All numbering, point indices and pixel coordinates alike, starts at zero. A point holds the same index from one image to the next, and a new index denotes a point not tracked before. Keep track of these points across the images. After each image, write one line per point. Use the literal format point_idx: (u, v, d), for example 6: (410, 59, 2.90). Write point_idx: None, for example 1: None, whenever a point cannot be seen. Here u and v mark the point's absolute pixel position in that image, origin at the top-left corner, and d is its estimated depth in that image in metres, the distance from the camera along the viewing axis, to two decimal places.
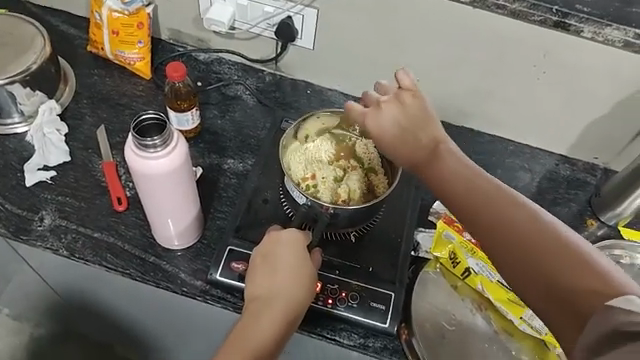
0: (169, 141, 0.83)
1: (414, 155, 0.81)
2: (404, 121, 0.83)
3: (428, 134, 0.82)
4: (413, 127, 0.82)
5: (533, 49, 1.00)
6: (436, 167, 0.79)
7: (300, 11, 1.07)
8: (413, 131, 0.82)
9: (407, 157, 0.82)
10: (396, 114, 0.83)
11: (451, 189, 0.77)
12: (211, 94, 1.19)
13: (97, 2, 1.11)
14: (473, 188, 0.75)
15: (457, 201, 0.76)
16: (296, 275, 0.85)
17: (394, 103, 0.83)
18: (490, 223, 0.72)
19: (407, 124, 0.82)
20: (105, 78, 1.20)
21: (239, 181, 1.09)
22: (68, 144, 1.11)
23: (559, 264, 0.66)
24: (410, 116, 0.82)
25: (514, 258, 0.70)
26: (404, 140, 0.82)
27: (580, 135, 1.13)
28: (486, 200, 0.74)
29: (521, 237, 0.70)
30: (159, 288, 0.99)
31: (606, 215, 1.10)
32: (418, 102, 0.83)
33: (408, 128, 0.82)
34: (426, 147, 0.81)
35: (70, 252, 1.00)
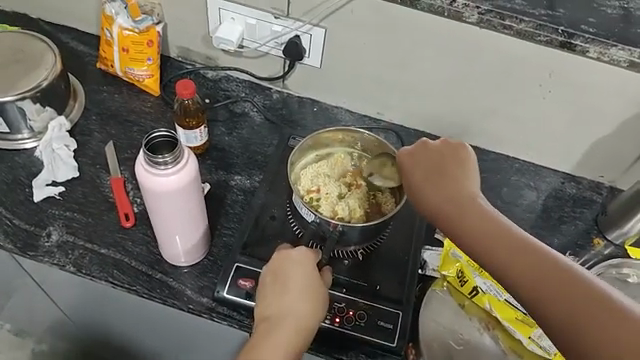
0: (180, 158, 0.83)
1: (444, 200, 0.81)
2: (437, 168, 0.85)
3: (461, 181, 0.83)
4: (449, 173, 0.84)
5: (539, 69, 1.01)
6: (468, 214, 0.78)
7: (308, 31, 1.08)
8: (446, 176, 0.84)
9: (439, 203, 0.81)
10: (431, 160, 0.86)
11: (486, 243, 0.74)
12: (218, 111, 1.20)
13: (108, 20, 1.13)
14: (509, 243, 0.73)
15: (487, 254, 0.74)
16: (308, 295, 0.86)
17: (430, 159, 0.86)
18: (522, 277, 0.71)
19: (442, 171, 0.85)
20: (114, 94, 1.21)
21: (247, 197, 1.09)
22: (77, 160, 1.12)
23: (598, 331, 0.65)
24: (442, 170, 0.85)
25: (558, 314, 0.68)
26: (438, 184, 0.83)
27: (586, 154, 1.13)
28: (520, 252, 0.72)
29: (561, 291, 0.68)
30: (165, 305, 0.98)
31: (612, 234, 1.10)
32: (453, 159, 0.86)
33: (443, 174, 0.84)
34: (457, 193, 0.81)
35: (77, 267, 1.00)
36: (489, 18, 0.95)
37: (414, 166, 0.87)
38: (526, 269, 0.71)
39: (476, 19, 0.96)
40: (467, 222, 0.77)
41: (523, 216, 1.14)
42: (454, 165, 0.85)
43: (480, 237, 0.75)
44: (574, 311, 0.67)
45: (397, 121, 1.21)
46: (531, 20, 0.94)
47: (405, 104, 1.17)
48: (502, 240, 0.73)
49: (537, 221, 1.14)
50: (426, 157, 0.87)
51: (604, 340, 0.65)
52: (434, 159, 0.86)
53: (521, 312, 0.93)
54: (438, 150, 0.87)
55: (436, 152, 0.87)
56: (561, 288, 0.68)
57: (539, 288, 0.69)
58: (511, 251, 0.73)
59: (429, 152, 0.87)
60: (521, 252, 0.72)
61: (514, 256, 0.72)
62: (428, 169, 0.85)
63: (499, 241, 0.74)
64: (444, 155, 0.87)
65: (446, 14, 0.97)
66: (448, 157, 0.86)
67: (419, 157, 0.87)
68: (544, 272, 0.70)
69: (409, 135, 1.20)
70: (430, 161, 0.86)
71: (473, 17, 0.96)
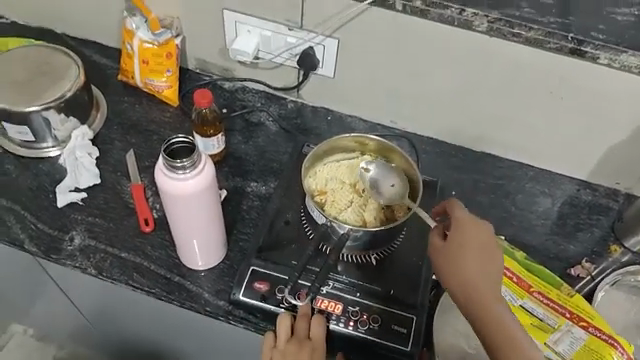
0: (197, 163, 0.86)
1: (471, 283, 0.79)
2: (480, 246, 0.81)
3: (492, 270, 0.80)
4: (478, 250, 0.81)
5: (551, 76, 1.02)
6: (490, 304, 0.78)
7: (321, 41, 1.11)
8: (485, 257, 0.81)
9: (460, 276, 0.80)
10: (478, 240, 0.81)
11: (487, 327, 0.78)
12: (235, 121, 1.23)
13: (129, 34, 1.18)
14: (504, 334, 0.77)
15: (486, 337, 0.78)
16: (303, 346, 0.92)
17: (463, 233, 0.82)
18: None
19: (471, 248, 0.81)
20: (135, 104, 1.25)
21: (262, 203, 1.11)
22: (99, 168, 1.15)
23: None
24: (474, 247, 0.81)
25: None
26: (477, 266, 0.80)
27: (601, 160, 1.13)
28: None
29: None
30: (183, 308, 1.01)
31: (629, 240, 1.10)
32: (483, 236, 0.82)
33: (485, 262, 0.80)
34: (484, 278, 0.80)
35: (98, 270, 1.03)
36: (498, 27, 0.97)
37: (455, 237, 0.82)
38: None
39: (486, 27, 0.98)
40: (490, 312, 0.78)
41: (538, 223, 1.14)
42: (492, 254, 0.81)
43: (496, 332, 0.77)
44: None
45: (410, 129, 1.22)
46: (541, 27, 0.95)
47: (417, 112, 1.18)
48: (497, 330, 0.77)
49: (553, 228, 1.13)
50: (471, 232, 0.82)
51: None
52: (479, 238, 0.82)
53: (537, 317, 0.95)
54: (484, 233, 0.82)
55: (480, 232, 0.82)
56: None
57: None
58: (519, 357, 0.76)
59: (478, 229, 0.82)
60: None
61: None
62: (472, 247, 0.81)
63: (509, 343, 0.77)
64: (476, 232, 0.82)
65: (457, 23, 0.99)
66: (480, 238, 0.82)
67: (468, 232, 0.82)
68: None
69: (423, 142, 1.22)
70: (474, 240, 0.81)
71: (482, 25, 0.98)
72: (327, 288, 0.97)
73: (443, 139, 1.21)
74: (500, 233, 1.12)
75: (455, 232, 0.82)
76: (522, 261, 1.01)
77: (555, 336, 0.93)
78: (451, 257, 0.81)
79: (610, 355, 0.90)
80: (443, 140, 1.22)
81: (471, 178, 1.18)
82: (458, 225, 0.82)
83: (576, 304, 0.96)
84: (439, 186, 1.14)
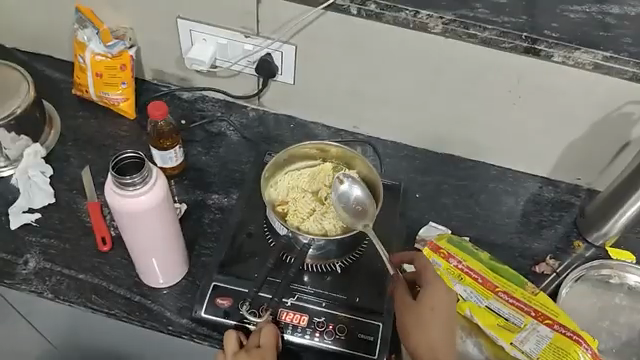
0: (148, 178, 0.84)
1: (432, 345, 0.85)
2: (445, 311, 0.86)
3: (451, 334, 0.87)
4: (444, 314, 0.86)
5: (507, 75, 1.02)
6: None
7: (278, 48, 1.09)
8: (447, 323, 0.86)
9: (423, 337, 0.85)
10: (446, 306, 0.86)
11: None
12: (195, 132, 1.20)
13: (81, 45, 1.14)
14: None
15: None
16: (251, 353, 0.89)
17: (430, 296, 0.87)
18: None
19: (436, 312, 0.86)
20: (91, 119, 1.21)
21: (224, 215, 1.09)
22: (53, 186, 1.11)
23: None
24: (439, 310, 0.86)
25: None
26: (440, 329, 0.86)
27: (561, 156, 1.14)
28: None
29: None
30: (144, 328, 0.98)
31: (592, 235, 1.11)
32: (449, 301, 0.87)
33: (446, 328, 0.86)
34: (444, 340, 0.85)
35: (55, 294, 1.00)
36: (453, 28, 0.97)
37: (423, 299, 0.87)
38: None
39: (441, 29, 0.98)
40: None
41: (502, 222, 1.14)
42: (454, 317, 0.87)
43: None
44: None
45: (373, 133, 1.21)
46: (495, 27, 0.96)
47: (379, 116, 1.17)
48: None
49: (518, 226, 1.14)
50: (440, 295, 0.87)
51: None
52: (447, 302, 0.87)
53: (502, 317, 0.95)
54: (451, 298, 0.87)
55: (449, 297, 0.87)
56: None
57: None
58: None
59: (445, 292, 0.87)
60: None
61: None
62: (437, 310, 0.86)
63: None
64: (443, 297, 0.87)
65: (413, 26, 0.99)
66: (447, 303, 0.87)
67: (436, 295, 0.87)
68: None
69: (385, 146, 1.21)
70: (442, 304, 0.86)
71: (437, 27, 0.98)
72: (291, 300, 0.96)
73: (406, 143, 1.21)
74: (465, 234, 1.12)
75: (424, 294, 0.87)
76: (488, 262, 1.02)
77: (522, 335, 0.93)
78: (417, 317, 0.86)
79: (576, 352, 0.90)
80: (405, 143, 1.21)
81: (435, 180, 1.18)
82: (429, 287, 0.87)
83: (540, 301, 0.97)
84: (402, 188, 1.14)
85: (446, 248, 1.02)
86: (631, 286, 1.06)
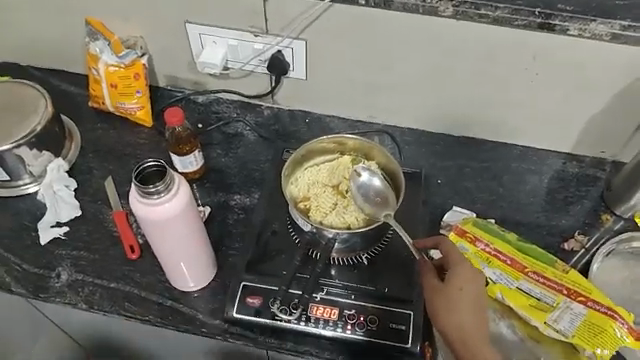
0: (171, 185, 0.85)
1: (465, 326, 0.83)
2: (474, 292, 0.85)
3: (482, 313, 0.85)
4: (473, 295, 0.85)
5: (522, 52, 1.01)
6: (478, 348, 0.82)
7: (289, 44, 1.09)
8: (477, 305, 0.85)
9: (455, 320, 0.84)
10: (474, 286, 0.85)
11: None
12: (212, 134, 1.21)
13: (94, 58, 1.15)
14: None
15: None
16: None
17: (457, 277, 0.86)
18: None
19: (466, 293, 0.85)
20: (109, 130, 1.23)
21: (247, 216, 1.10)
22: (79, 199, 1.13)
23: None
24: (467, 291, 0.85)
25: None
26: (471, 309, 0.84)
27: (583, 131, 1.12)
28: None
29: None
30: (179, 331, 1.00)
31: (620, 208, 1.09)
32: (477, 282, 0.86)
33: (476, 308, 0.85)
34: (476, 321, 0.84)
35: (89, 304, 1.02)
36: (464, 10, 0.95)
37: (451, 280, 0.86)
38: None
39: (452, 12, 0.96)
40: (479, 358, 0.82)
41: (527, 202, 1.13)
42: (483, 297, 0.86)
43: None
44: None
45: (389, 122, 1.21)
46: (506, 5, 0.94)
47: (394, 104, 1.16)
48: None
49: (543, 205, 1.12)
50: (468, 275, 0.86)
51: None
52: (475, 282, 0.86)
53: (534, 297, 0.95)
54: (478, 278, 0.86)
55: (477, 276, 0.87)
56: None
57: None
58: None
59: (472, 273, 0.87)
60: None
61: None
62: (466, 291, 0.85)
63: None
64: (470, 278, 0.86)
65: (421, 11, 0.98)
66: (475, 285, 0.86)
67: (464, 276, 0.86)
68: None
69: (403, 134, 1.20)
70: (471, 283, 0.86)
71: (448, 10, 0.96)
72: (321, 294, 0.97)
73: (424, 129, 1.20)
74: (490, 216, 1.11)
75: (452, 275, 0.86)
76: (516, 243, 1.00)
77: (556, 314, 0.93)
78: (447, 298, 0.85)
79: (611, 328, 0.90)
80: (423, 129, 1.20)
81: (455, 164, 1.17)
82: (457, 268, 0.87)
83: (572, 279, 0.95)
84: (423, 175, 1.13)
85: (473, 231, 1.01)
86: None
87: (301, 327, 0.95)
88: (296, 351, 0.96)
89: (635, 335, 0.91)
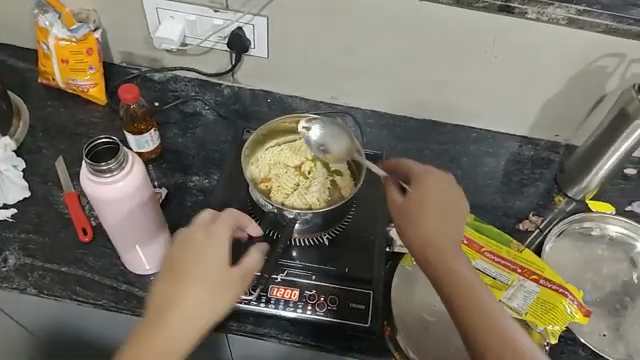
0: (124, 164, 0.82)
1: (429, 237, 0.77)
2: (437, 198, 0.80)
3: (453, 224, 0.79)
4: (441, 204, 0.80)
5: (482, 35, 1.01)
6: (444, 252, 0.76)
7: (250, 21, 1.06)
8: (442, 211, 0.79)
9: (419, 227, 0.78)
10: (438, 191, 0.81)
11: (444, 276, 0.74)
12: (170, 113, 1.17)
13: (43, 32, 1.09)
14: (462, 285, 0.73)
15: (442, 287, 0.74)
16: (202, 282, 0.74)
17: (419, 185, 0.82)
18: (471, 333, 0.70)
19: (430, 202, 0.80)
20: (60, 108, 1.17)
21: (206, 197, 1.07)
22: (27, 180, 1.08)
23: None
24: (430, 196, 0.80)
25: None
26: (435, 215, 0.79)
27: (538, 114, 1.14)
28: (479, 308, 0.70)
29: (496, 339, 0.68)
30: (134, 315, 0.97)
31: (572, 190, 1.13)
32: (441, 188, 0.81)
33: (440, 214, 0.79)
34: (444, 232, 0.78)
35: (38, 289, 0.98)
36: None
37: (414, 193, 0.81)
38: (476, 329, 0.69)
39: None
40: (444, 261, 0.75)
41: (485, 183, 1.15)
42: (454, 210, 0.80)
43: (446, 278, 0.74)
44: (490, 350, 0.67)
45: (352, 103, 1.20)
46: None
47: (357, 86, 1.16)
48: (455, 280, 0.73)
49: (500, 187, 1.15)
50: (433, 186, 0.81)
51: None
52: (441, 192, 0.81)
53: (490, 276, 0.96)
54: (443, 185, 0.82)
55: (444, 188, 0.81)
56: (492, 331, 0.68)
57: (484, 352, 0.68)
58: (475, 313, 0.70)
59: (438, 181, 0.82)
60: (489, 323, 0.69)
61: (478, 315, 0.70)
62: (430, 198, 0.80)
63: (463, 290, 0.72)
64: (435, 186, 0.81)
65: None
66: (443, 196, 0.81)
67: (427, 182, 0.82)
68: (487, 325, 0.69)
69: (364, 115, 1.20)
70: (436, 193, 0.81)
71: None
72: (281, 275, 0.96)
73: (386, 111, 1.20)
74: None
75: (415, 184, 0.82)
76: (473, 223, 1.02)
77: (510, 293, 0.95)
78: (410, 212, 0.80)
79: (562, 305, 0.93)
80: (384, 111, 1.20)
81: (416, 146, 1.18)
82: (419, 180, 0.82)
83: (527, 258, 0.98)
84: (384, 157, 1.14)
85: None
86: (612, 236, 1.09)
87: (260, 308, 0.94)
88: (256, 333, 0.95)
89: (584, 311, 0.94)
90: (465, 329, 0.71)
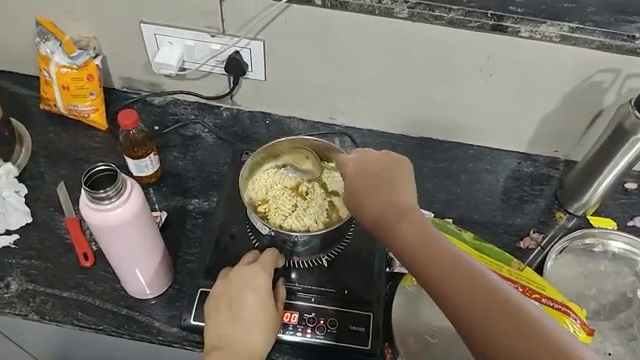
0: (121, 190, 0.82)
1: (380, 211, 0.75)
2: (381, 171, 0.78)
3: (402, 194, 0.76)
4: (387, 176, 0.78)
5: (476, 54, 1.02)
6: (399, 224, 0.74)
7: (246, 45, 1.08)
8: (389, 182, 0.77)
9: (372, 205, 0.76)
10: (381, 165, 0.79)
11: (408, 247, 0.72)
12: (169, 137, 1.18)
13: (45, 59, 1.11)
14: (427, 252, 0.71)
15: (411, 258, 0.71)
16: (252, 322, 0.87)
17: (363, 162, 0.80)
18: (459, 303, 0.67)
19: (376, 176, 0.78)
20: (62, 134, 1.19)
21: (206, 220, 1.08)
22: (30, 206, 1.09)
23: (516, 341, 0.63)
24: (374, 170, 0.78)
25: (486, 326, 0.65)
26: (383, 188, 0.76)
27: (536, 131, 1.14)
28: (459, 275, 0.68)
29: (475, 297, 0.66)
30: (135, 340, 0.97)
31: (573, 207, 1.12)
32: (385, 160, 0.79)
33: (390, 186, 0.77)
34: (397, 206, 0.75)
35: (40, 314, 0.98)
36: (419, 11, 0.96)
37: (355, 175, 0.79)
38: (463, 299, 0.67)
39: (407, 14, 0.97)
40: (401, 234, 0.73)
41: (484, 201, 1.15)
42: (398, 179, 0.77)
43: (409, 250, 0.72)
44: (489, 321, 0.65)
45: (350, 123, 1.21)
46: (460, 7, 0.95)
47: (354, 106, 1.17)
48: (420, 249, 0.71)
49: (500, 204, 1.15)
50: (369, 163, 0.79)
51: (514, 347, 0.63)
52: (380, 166, 0.78)
53: None
54: (384, 157, 0.80)
55: (382, 161, 0.79)
56: (482, 300, 0.66)
57: (481, 320, 0.65)
58: (459, 285, 0.67)
59: (378, 157, 0.80)
60: (468, 281, 0.67)
61: (459, 283, 0.68)
62: (374, 172, 0.78)
63: (427, 255, 0.70)
64: (377, 162, 0.79)
65: (378, 13, 0.98)
66: (387, 168, 0.78)
67: (368, 160, 0.80)
68: (462, 284, 0.67)
69: (362, 135, 1.21)
70: (374, 168, 0.78)
71: (403, 11, 0.97)
72: None
73: (384, 130, 1.21)
74: (448, 216, 1.13)
75: (357, 161, 0.80)
76: (472, 242, 1.02)
77: None
78: (357, 195, 0.78)
79: (565, 324, 0.92)
80: (382, 131, 1.21)
81: (415, 165, 1.18)
82: (356, 158, 0.80)
83: (528, 277, 0.97)
84: None
85: None
86: (614, 252, 1.08)
87: None
88: None
89: (587, 330, 0.93)
90: (448, 300, 0.68)
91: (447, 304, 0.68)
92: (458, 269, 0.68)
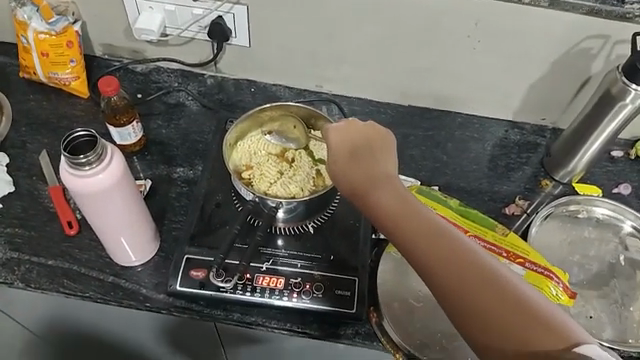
0: (102, 156, 0.81)
1: (362, 182, 0.73)
2: (364, 141, 0.75)
3: (385, 165, 0.74)
4: (370, 147, 0.75)
5: (464, 19, 1.00)
6: (381, 195, 0.71)
7: (229, 10, 1.05)
8: (372, 153, 0.75)
9: (354, 176, 0.73)
10: (364, 136, 0.76)
11: (389, 218, 0.70)
12: (153, 105, 1.16)
13: (22, 25, 1.07)
14: (408, 222, 0.69)
15: (391, 229, 0.69)
16: None
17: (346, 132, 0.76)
18: (440, 272, 0.65)
19: (359, 146, 0.75)
20: (43, 102, 1.16)
21: (191, 188, 1.07)
22: (12, 175, 1.08)
23: (496, 310, 0.62)
24: (357, 141, 0.76)
25: (465, 295, 0.63)
26: (366, 159, 0.74)
27: (523, 98, 1.14)
28: (440, 245, 0.66)
29: (455, 266, 0.65)
30: (122, 307, 0.97)
31: (559, 174, 1.12)
32: (368, 131, 0.76)
33: (372, 156, 0.74)
34: (379, 176, 0.73)
35: (26, 283, 0.97)
36: None
37: (338, 145, 0.76)
38: (444, 268, 0.65)
39: None
40: (384, 205, 0.71)
41: (470, 168, 1.15)
42: (381, 151, 0.75)
43: (391, 221, 0.70)
44: (469, 290, 0.63)
45: (337, 91, 1.19)
46: None
47: (340, 73, 1.15)
48: (401, 219, 0.69)
49: (486, 171, 1.15)
50: (353, 132, 0.77)
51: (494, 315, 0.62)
52: (365, 136, 0.76)
53: None
54: (368, 128, 0.77)
55: (367, 134, 0.76)
56: (462, 269, 0.64)
57: (461, 289, 0.64)
58: (440, 254, 0.66)
59: (360, 127, 0.77)
60: (448, 250, 0.66)
61: (439, 253, 0.66)
62: (357, 142, 0.75)
63: (408, 226, 0.68)
64: (361, 132, 0.76)
65: None
66: (370, 140, 0.75)
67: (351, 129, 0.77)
68: (443, 254, 0.65)
69: (349, 102, 1.20)
70: (357, 138, 0.76)
71: None
72: (266, 264, 0.96)
73: (371, 98, 1.19)
74: (435, 183, 1.13)
75: (340, 133, 0.77)
76: (458, 209, 1.02)
77: None
78: (340, 166, 0.74)
79: (548, 287, 0.93)
80: (369, 99, 1.20)
81: (402, 133, 1.17)
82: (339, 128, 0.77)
83: (512, 243, 0.98)
84: None
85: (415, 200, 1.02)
86: (599, 219, 1.09)
87: (247, 297, 0.93)
88: (244, 322, 0.95)
89: (568, 294, 0.95)
90: (429, 270, 0.66)
91: (428, 274, 0.66)
92: (439, 239, 0.66)
